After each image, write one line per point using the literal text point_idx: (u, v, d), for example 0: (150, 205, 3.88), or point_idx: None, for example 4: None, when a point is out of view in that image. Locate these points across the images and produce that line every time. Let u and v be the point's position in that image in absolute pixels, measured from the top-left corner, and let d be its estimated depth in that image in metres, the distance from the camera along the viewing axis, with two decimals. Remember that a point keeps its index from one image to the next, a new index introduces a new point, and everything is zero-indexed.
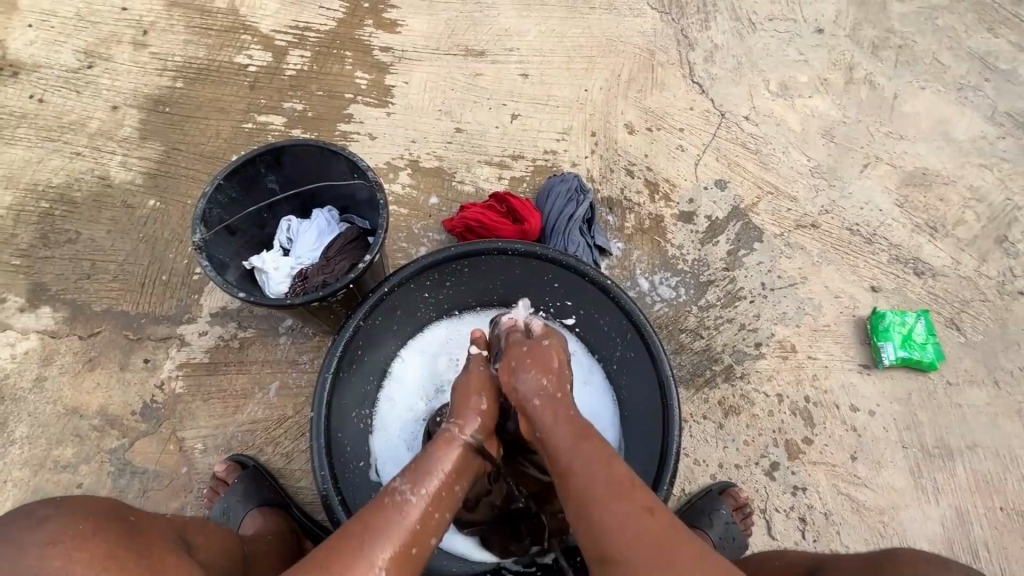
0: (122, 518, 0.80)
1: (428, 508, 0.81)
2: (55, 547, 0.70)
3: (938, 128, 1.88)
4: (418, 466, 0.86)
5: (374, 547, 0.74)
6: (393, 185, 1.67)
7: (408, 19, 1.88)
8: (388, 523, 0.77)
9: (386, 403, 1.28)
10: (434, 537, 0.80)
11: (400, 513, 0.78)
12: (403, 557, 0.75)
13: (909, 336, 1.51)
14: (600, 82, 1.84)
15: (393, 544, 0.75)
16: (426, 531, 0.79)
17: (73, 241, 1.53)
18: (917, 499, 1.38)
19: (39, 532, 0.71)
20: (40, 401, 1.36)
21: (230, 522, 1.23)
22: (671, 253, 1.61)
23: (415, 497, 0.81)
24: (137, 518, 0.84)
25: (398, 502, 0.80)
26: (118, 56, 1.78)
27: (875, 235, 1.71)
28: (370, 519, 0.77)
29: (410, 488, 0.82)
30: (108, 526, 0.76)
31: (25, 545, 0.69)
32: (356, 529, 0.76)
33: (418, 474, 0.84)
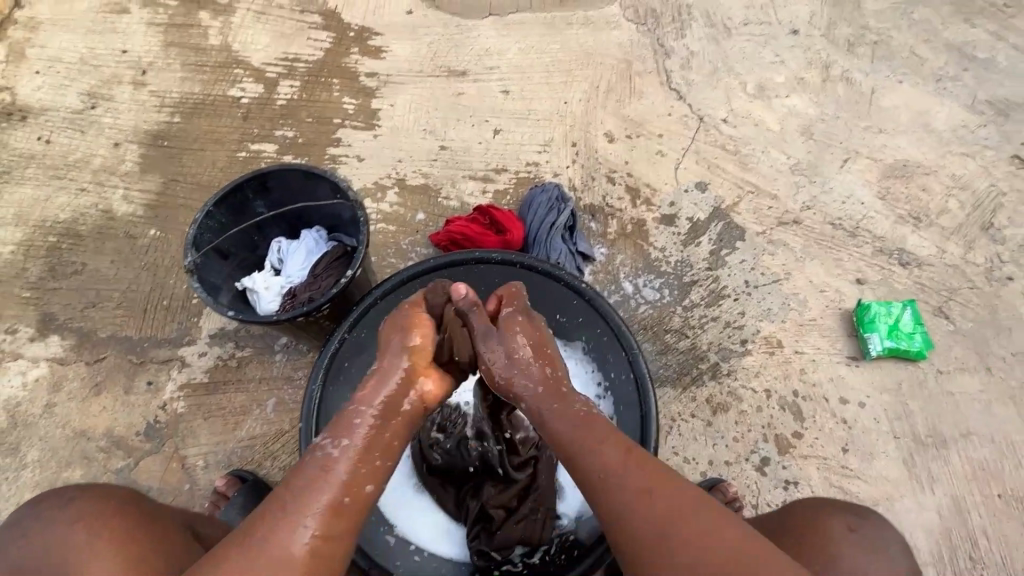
0: (138, 502, 0.96)
1: (352, 458, 0.88)
2: (80, 523, 0.88)
3: (918, 119, 1.90)
4: (346, 420, 0.92)
5: (302, 509, 0.82)
6: (381, 204, 1.72)
7: (392, 45, 1.96)
8: (317, 481, 0.85)
9: None
10: (371, 483, 0.88)
11: (326, 472, 0.86)
12: (334, 513, 0.83)
13: (895, 327, 1.52)
14: (579, 94, 1.90)
15: (320, 503, 0.83)
16: (358, 480, 0.87)
17: (79, 272, 1.60)
18: (912, 489, 1.38)
19: (67, 514, 0.89)
20: (49, 425, 1.42)
21: None
22: (654, 255, 1.64)
23: (337, 450, 0.88)
24: (153, 502, 0.99)
25: (323, 458, 0.87)
26: (119, 96, 1.88)
27: (858, 228, 1.72)
28: (296, 481, 0.85)
29: (333, 443, 0.89)
30: (122, 509, 0.92)
31: (59, 524, 0.88)
32: (289, 491, 0.84)
33: (345, 428, 0.91)
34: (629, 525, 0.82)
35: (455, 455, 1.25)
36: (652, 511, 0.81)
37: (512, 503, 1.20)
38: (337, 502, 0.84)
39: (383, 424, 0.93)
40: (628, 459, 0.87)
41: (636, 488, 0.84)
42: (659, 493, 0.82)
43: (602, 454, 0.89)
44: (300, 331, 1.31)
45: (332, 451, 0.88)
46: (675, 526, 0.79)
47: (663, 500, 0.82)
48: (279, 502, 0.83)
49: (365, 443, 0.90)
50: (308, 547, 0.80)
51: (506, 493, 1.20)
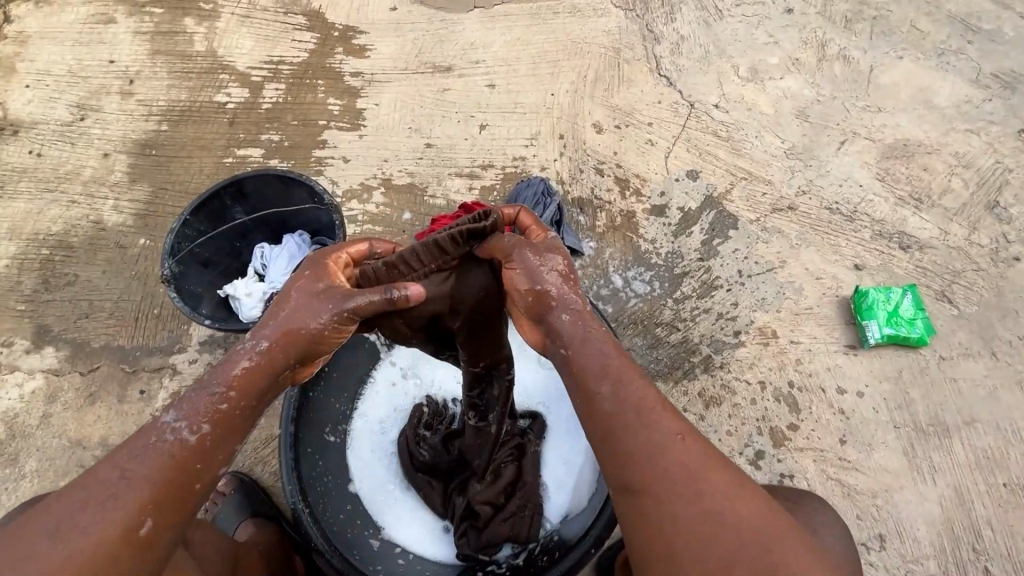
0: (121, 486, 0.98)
1: (202, 443, 0.74)
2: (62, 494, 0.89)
3: (919, 96, 1.83)
4: (202, 393, 0.75)
5: (134, 499, 0.70)
6: (367, 205, 1.71)
7: (376, 43, 1.94)
8: (151, 467, 0.71)
9: (360, 417, 1.27)
10: (223, 468, 0.77)
11: (167, 454, 0.72)
12: (178, 502, 0.72)
13: (894, 313, 1.47)
14: (566, 84, 1.86)
15: (157, 491, 0.71)
16: (211, 466, 0.75)
17: (72, 284, 1.62)
18: (914, 480, 1.33)
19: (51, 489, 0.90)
20: (46, 435, 1.45)
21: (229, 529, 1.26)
22: (644, 248, 1.61)
23: (193, 437, 0.73)
24: None
25: (168, 443, 0.73)
26: (107, 107, 1.89)
27: (856, 212, 1.67)
28: (132, 467, 0.71)
29: (184, 426, 0.73)
30: None
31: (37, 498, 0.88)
32: (117, 471, 0.71)
33: (199, 408, 0.74)
34: (651, 481, 0.73)
35: (441, 452, 1.17)
36: (677, 471, 0.73)
37: (500, 499, 1.14)
38: (183, 490, 0.73)
39: (253, 405, 0.77)
40: (655, 408, 0.77)
41: (665, 441, 0.75)
42: (687, 452, 0.75)
43: (625, 395, 0.77)
44: None
45: (180, 434, 0.73)
46: (693, 489, 0.73)
47: (690, 461, 0.74)
48: (108, 489, 0.70)
49: (224, 420, 0.75)
50: (142, 536, 0.70)
51: (494, 489, 1.14)
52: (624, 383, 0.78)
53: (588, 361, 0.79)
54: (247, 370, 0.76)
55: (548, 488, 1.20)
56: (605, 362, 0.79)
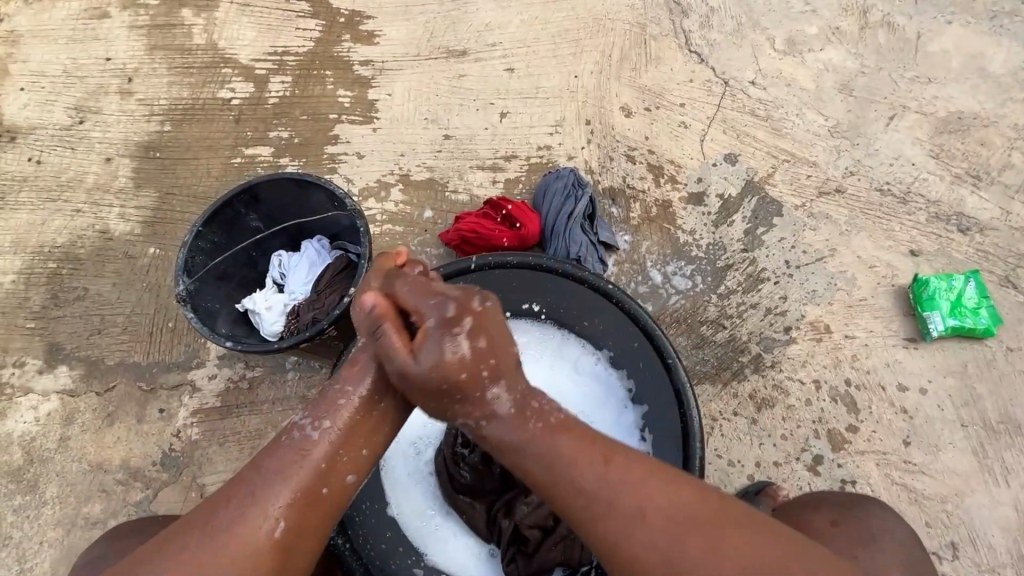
0: None
1: (332, 450, 0.78)
2: None
3: (972, 63, 1.69)
4: (327, 396, 0.82)
5: (273, 494, 0.74)
6: (385, 203, 1.62)
7: (385, 29, 1.82)
8: (286, 467, 0.76)
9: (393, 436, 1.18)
10: (352, 473, 0.80)
11: (300, 456, 0.77)
12: (308, 502, 0.76)
13: (958, 302, 1.37)
14: (590, 65, 1.74)
15: (291, 490, 0.75)
16: (339, 468, 0.78)
17: (82, 298, 1.55)
18: (984, 482, 1.26)
19: None
20: (67, 459, 1.39)
21: None
22: (683, 240, 1.50)
23: (317, 434, 0.79)
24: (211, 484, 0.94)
25: (299, 441, 0.78)
26: (106, 108, 1.79)
27: (909, 193, 1.55)
28: (267, 463, 0.77)
29: (311, 424, 0.79)
30: None
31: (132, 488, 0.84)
32: (256, 472, 0.76)
33: (325, 408, 0.80)
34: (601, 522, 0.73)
35: (483, 473, 1.11)
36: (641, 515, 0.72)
37: (549, 522, 1.07)
38: (311, 496, 0.76)
39: (368, 411, 0.82)
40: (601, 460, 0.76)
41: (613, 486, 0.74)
42: (634, 483, 0.75)
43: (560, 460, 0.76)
44: (307, 351, 1.22)
45: (309, 432, 0.79)
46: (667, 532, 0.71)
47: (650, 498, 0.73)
48: (248, 484, 0.76)
49: (348, 428, 0.80)
50: (277, 538, 0.73)
51: (542, 511, 1.07)
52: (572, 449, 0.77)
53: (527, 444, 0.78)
54: (357, 387, 0.82)
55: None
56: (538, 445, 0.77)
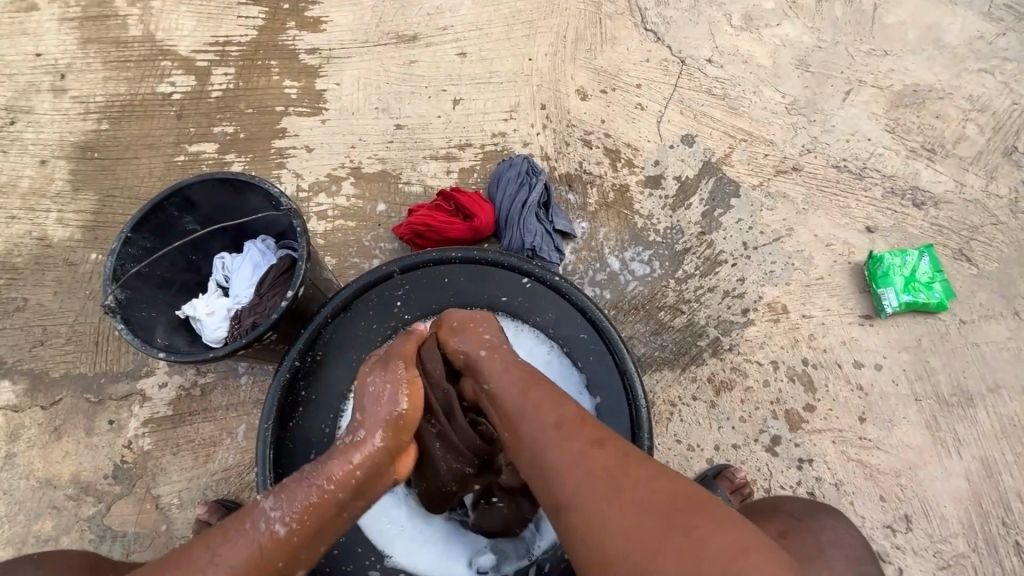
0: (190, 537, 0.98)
1: (293, 537, 0.71)
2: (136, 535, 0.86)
3: (928, 35, 1.68)
4: (299, 478, 0.74)
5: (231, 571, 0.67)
6: (336, 198, 1.56)
7: (332, 14, 1.74)
8: (246, 546, 0.69)
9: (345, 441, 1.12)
10: (303, 562, 0.74)
11: (261, 544, 0.69)
12: None
13: (911, 278, 1.37)
14: (545, 46, 1.69)
15: (245, 569, 0.68)
16: (292, 555, 0.71)
17: (22, 309, 1.48)
18: (938, 455, 1.28)
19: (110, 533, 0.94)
20: (14, 477, 1.35)
21: None
22: (641, 224, 1.48)
23: (284, 528, 0.70)
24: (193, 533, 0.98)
25: (262, 530, 0.70)
26: (38, 107, 1.69)
27: (865, 168, 1.55)
28: (223, 548, 0.68)
29: (280, 517, 0.71)
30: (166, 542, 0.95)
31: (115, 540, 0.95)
32: (207, 549, 0.68)
33: (297, 490, 0.73)
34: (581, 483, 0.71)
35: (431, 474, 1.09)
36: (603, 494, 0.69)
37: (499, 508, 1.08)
38: (265, 572, 0.69)
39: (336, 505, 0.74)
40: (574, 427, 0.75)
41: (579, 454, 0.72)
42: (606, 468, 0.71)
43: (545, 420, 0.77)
44: (253, 356, 1.19)
45: (275, 525, 0.70)
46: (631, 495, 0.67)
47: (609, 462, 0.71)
48: (202, 563, 0.67)
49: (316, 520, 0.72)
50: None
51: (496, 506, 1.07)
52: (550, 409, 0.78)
53: (512, 395, 0.82)
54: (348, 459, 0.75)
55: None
56: (527, 403, 0.80)
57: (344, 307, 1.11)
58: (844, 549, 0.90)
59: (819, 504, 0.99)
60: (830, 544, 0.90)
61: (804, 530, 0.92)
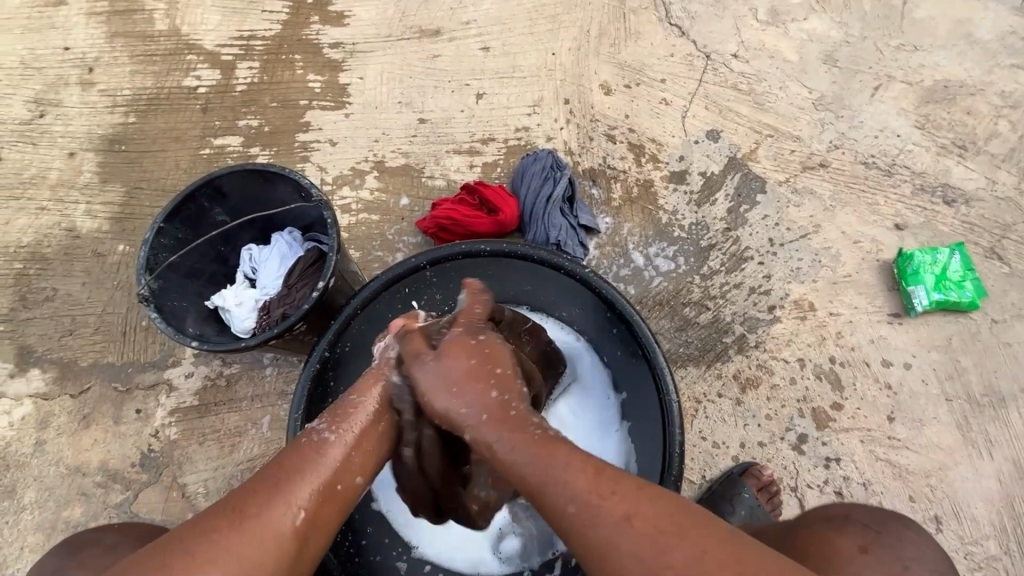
0: None
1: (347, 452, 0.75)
2: None
3: (959, 29, 1.65)
4: (348, 406, 0.79)
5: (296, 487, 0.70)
6: (360, 191, 1.57)
7: (355, 9, 1.75)
8: (307, 462, 0.73)
9: None
10: (361, 475, 0.76)
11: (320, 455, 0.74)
12: (324, 497, 0.72)
13: (943, 276, 1.35)
14: (568, 41, 1.68)
15: (312, 485, 0.71)
16: (350, 470, 0.75)
17: (51, 299, 1.51)
18: (968, 456, 1.26)
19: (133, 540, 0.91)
20: (44, 464, 1.37)
21: None
22: (666, 220, 1.47)
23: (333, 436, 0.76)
24: None
25: (317, 445, 0.75)
26: (67, 100, 1.71)
27: (894, 165, 1.52)
28: (291, 463, 0.73)
29: (329, 428, 0.77)
30: None
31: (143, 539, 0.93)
32: (272, 471, 0.72)
33: (344, 412, 0.79)
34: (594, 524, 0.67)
35: None
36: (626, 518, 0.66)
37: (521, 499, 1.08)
38: (328, 491, 0.72)
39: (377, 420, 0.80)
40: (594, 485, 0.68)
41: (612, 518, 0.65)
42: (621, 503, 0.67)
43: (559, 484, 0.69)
44: (281, 347, 1.19)
45: (326, 435, 0.76)
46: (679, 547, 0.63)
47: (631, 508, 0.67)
48: (274, 483, 0.70)
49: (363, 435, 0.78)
50: (297, 529, 0.68)
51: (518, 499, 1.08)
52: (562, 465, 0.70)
53: (518, 454, 0.72)
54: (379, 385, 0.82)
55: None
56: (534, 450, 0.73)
57: (373, 299, 1.11)
58: (926, 566, 0.81)
59: (892, 514, 0.89)
60: (909, 561, 0.81)
61: (884, 544, 0.82)
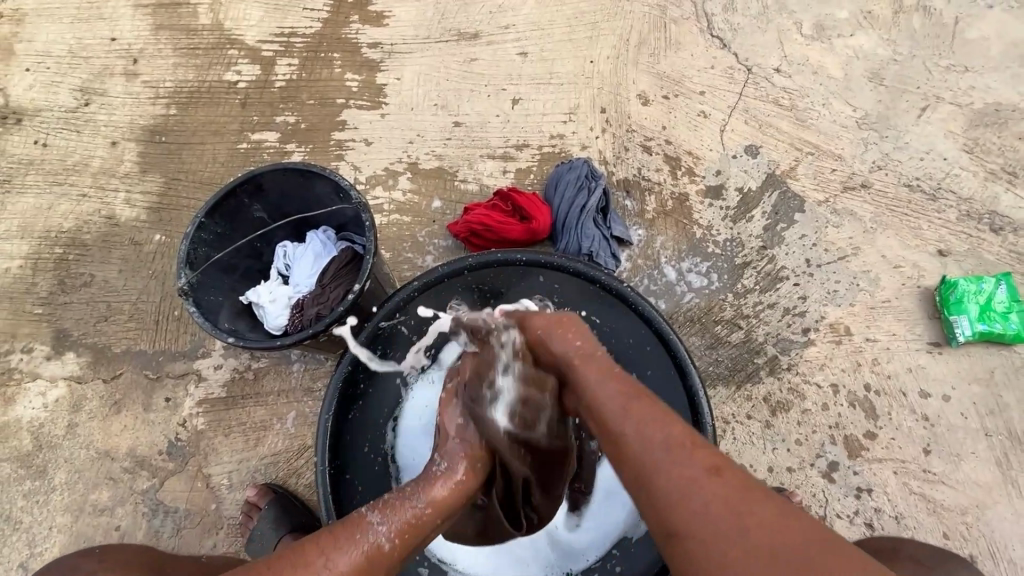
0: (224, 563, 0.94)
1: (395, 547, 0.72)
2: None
3: (1013, 51, 1.60)
4: (403, 496, 0.77)
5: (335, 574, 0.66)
6: (393, 192, 1.57)
7: (395, 9, 1.75)
8: (352, 554, 0.69)
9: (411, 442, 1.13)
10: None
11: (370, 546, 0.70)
12: None
13: (987, 306, 1.31)
14: (607, 49, 1.66)
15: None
16: (388, 573, 0.71)
17: (89, 285, 1.54)
18: (1007, 495, 1.22)
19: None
20: (74, 447, 1.40)
21: (264, 547, 1.20)
22: (700, 235, 1.45)
23: (388, 533, 0.72)
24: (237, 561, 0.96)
25: (369, 533, 0.71)
26: (112, 90, 1.75)
27: (939, 189, 1.48)
28: (337, 552, 0.68)
29: (385, 523, 0.73)
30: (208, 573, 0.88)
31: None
32: (316, 548, 0.68)
33: (400, 507, 0.75)
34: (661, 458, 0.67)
35: None
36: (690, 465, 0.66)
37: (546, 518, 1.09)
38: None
39: (433, 521, 0.78)
40: (685, 445, 0.68)
41: (694, 476, 0.64)
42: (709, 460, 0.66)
43: (650, 436, 0.69)
44: (313, 345, 1.20)
45: (380, 530, 0.72)
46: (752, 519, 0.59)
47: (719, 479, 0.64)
48: (311, 565, 0.65)
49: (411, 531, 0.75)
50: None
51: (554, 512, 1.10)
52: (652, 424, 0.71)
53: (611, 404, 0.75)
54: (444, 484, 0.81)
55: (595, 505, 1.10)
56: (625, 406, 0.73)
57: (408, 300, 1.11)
58: None
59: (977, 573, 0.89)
60: None
61: None
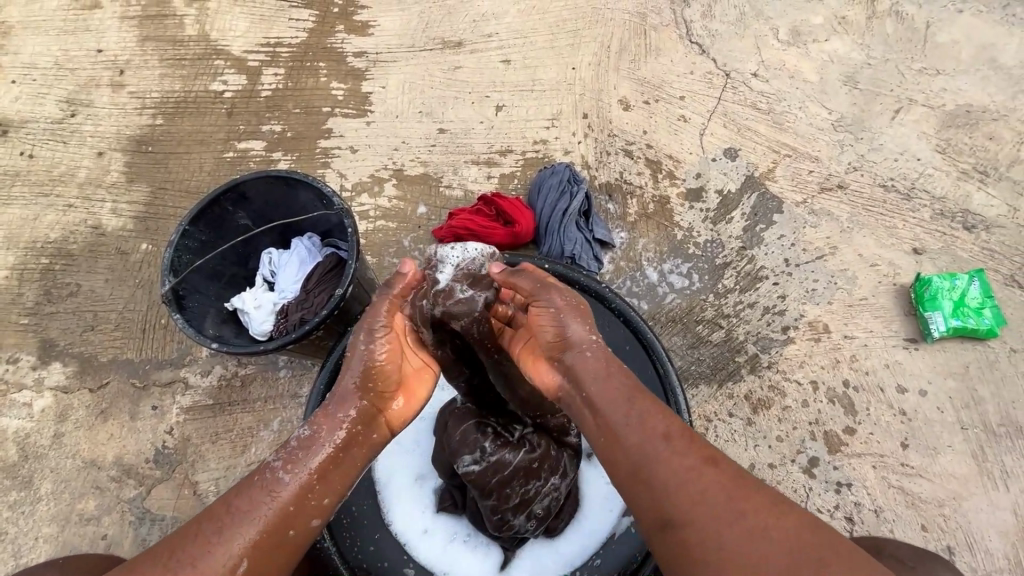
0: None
1: (307, 488, 0.71)
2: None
3: (982, 54, 1.64)
4: (307, 437, 0.74)
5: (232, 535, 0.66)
6: (379, 199, 1.59)
7: (380, 19, 1.78)
8: (252, 506, 0.68)
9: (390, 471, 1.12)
10: (317, 516, 0.73)
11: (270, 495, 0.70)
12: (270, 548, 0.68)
13: (961, 302, 1.34)
14: (589, 56, 1.69)
15: (258, 529, 0.67)
16: (303, 510, 0.71)
17: (74, 294, 1.54)
18: (983, 487, 1.25)
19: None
20: (60, 456, 1.40)
21: None
22: (681, 236, 1.48)
23: (289, 477, 0.71)
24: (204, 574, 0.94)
25: (269, 482, 0.70)
26: (97, 101, 1.76)
27: (913, 189, 1.51)
28: (237, 509, 0.68)
29: (285, 466, 0.72)
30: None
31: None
32: (215, 518, 0.67)
33: (301, 448, 0.73)
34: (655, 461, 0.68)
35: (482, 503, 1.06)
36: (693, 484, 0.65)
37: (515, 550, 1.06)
38: (278, 535, 0.69)
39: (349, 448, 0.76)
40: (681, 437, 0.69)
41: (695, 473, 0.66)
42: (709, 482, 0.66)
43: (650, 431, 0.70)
44: (297, 350, 1.21)
45: (281, 474, 0.71)
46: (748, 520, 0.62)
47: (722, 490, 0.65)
48: (213, 527, 0.67)
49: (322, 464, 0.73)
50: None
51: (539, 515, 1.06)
52: (649, 416, 0.71)
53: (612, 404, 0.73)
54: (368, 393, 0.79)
55: (572, 524, 1.07)
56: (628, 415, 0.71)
57: None
58: None
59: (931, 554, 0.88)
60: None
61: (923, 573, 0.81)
